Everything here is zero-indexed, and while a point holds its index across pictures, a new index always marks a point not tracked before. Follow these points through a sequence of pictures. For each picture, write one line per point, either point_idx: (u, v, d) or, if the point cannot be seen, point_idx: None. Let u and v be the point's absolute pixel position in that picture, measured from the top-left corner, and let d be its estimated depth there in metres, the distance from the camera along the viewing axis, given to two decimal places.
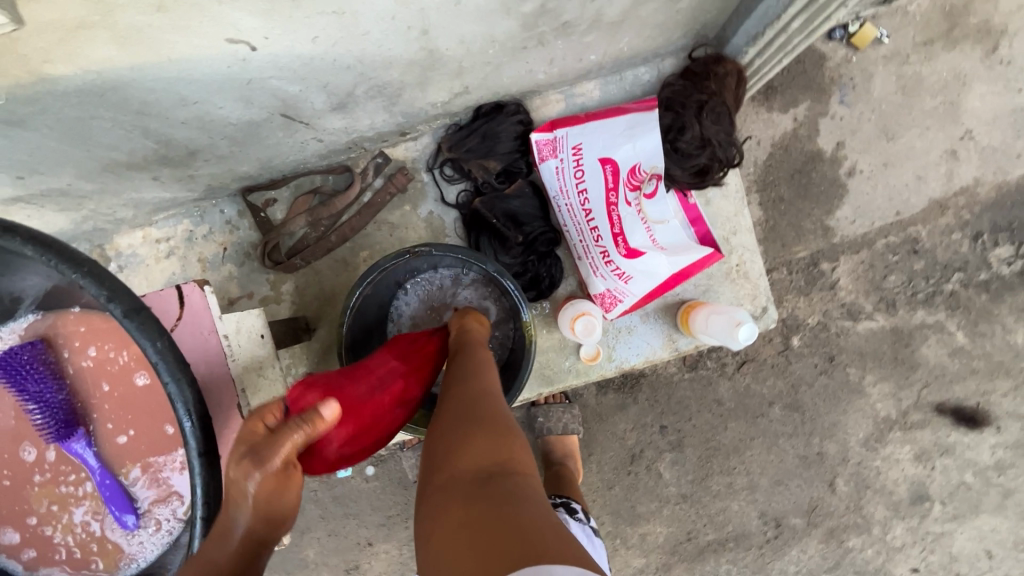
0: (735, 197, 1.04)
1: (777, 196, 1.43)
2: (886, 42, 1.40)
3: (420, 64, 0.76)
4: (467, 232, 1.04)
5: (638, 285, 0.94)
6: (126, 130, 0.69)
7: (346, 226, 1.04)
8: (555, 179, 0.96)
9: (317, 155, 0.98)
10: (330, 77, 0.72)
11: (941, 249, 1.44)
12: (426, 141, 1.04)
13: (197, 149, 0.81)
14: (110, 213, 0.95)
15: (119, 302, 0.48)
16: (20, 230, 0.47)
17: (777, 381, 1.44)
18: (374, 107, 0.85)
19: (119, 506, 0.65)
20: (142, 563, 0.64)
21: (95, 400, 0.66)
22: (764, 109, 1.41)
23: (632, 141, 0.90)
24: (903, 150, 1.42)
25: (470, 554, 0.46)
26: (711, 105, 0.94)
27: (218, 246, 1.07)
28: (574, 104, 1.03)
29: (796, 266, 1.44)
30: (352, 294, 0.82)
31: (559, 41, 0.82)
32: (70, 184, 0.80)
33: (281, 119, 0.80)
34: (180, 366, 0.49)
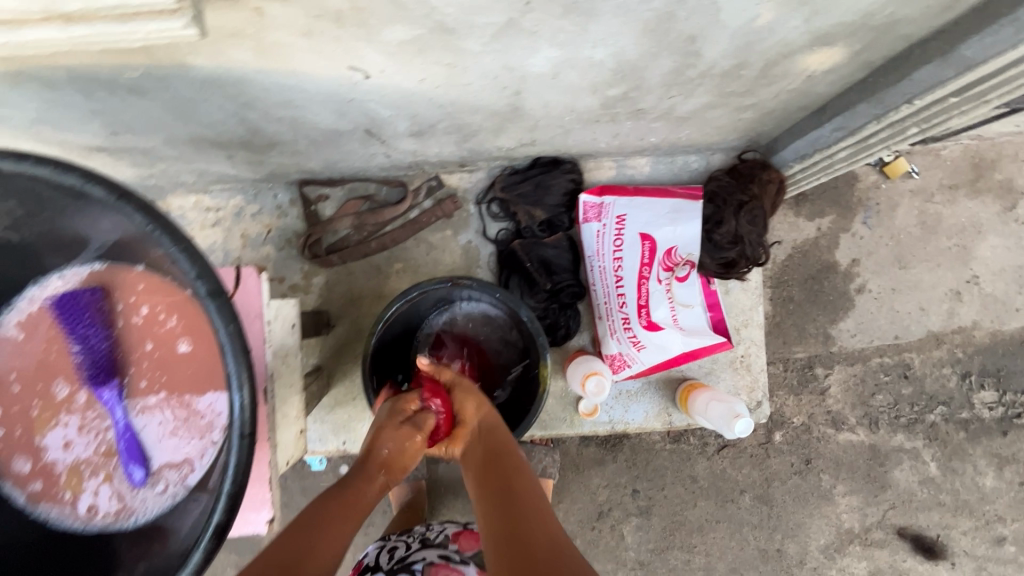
0: (753, 293, 1.10)
1: (788, 295, 1.50)
2: (915, 177, 1.49)
3: (502, 116, 0.83)
4: (500, 268, 1.09)
5: (648, 355, 1.00)
6: (226, 115, 0.75)
7: (388, 237, 1.10)
8: (593, 241, 1.02)
9: (379, 167, 1.04)
10: (420, 110, 0.78)
11: (930, 380, 1.50)
12: (481, 176, 1.11)
13: (279, 142, 0.86)
14: (174, 176, 1.00)
15: (206, 282, 0.53)
16: (135, 199, 0.53)
17: (752, 470, 1.48)
18: (447, 140, 0.91)
19: (133, 456, 0.69)
20: (138, 521, 0.65)
21: (136, 356, 0.69)
22: (792, 213, 1.49)
23: (674, 225, 0.97)
24: (912, 280, 1.50)
25: None
26: (750, 207, 1.01)
27: (263, 227, 1.12)
28: (624, 174, 1.10)
29: (792, 365, 1.50)
30: (389, 308, 0.88)
31: (629, 122, 0.89)
32: (153, 146, 0.85)
33: (362, 133, 0.86)
34: (243, 352, 0.53)
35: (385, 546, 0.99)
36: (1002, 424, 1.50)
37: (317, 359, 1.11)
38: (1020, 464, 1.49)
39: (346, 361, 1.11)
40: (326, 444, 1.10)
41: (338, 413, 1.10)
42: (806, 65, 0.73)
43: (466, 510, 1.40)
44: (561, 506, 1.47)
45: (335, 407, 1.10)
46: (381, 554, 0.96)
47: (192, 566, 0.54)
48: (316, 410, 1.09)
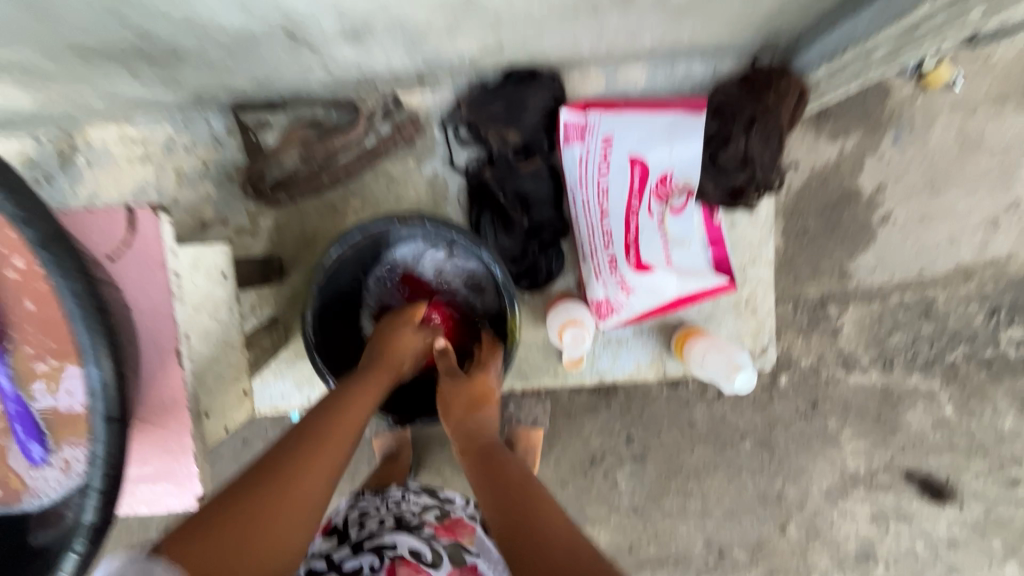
0: (763, 226, 0.95)
1: (802, 228, 1.35)
2: (958, 88, 1.29)
3: (453, 7, 0.65)
4: (470, 203, 0.95)
5: (639, 300, 0.87)
6: (97, 13, 0.59)
7: (341, 168, 0.95)
8: (575, 167, 0.86)
9: (322, 85, 0.87)
10: (345, 1, 0.61)
11: (954, 317, 1.37)
12: (446, 94, 0.94)
13: (184, 52, 0.71)
14: (81, 101, 0.85)
15: (37, 227, 0.40)
16: None
17: (754, 415, 1.40)
18: (392, 45, 0.75)
19: (26, 431, 0.59)
20: (39, 505, 0.56)
21: (14, 319, 0.57)
22: (812, 134, 1.31)
23: (669, 145, 0.82)
24: (944, 207, 1.34)
25: None
26: (763, 122, 0.84)
27: (198, 161, 0.97)
28: (615, 87, 0.93)
29: (803, 304, 1.38)
30: (327, 252, 0.76)
31: (615, 14, 0.72)
32: (30, 62, 0.69)
33: (284, 38, 0.69)
34: (98, 316, 0.42)
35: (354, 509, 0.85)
36: None
37: (273, 311, 1.00)
38: None
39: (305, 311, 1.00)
40: (290, 402, 1.01)
41: (299, 367, 1.01)
42: None
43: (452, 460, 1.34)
44: (552, 454, 1.40)
45: (297, 360, 1.01)
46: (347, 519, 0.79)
47: None
48: (275, 364, 1.00)
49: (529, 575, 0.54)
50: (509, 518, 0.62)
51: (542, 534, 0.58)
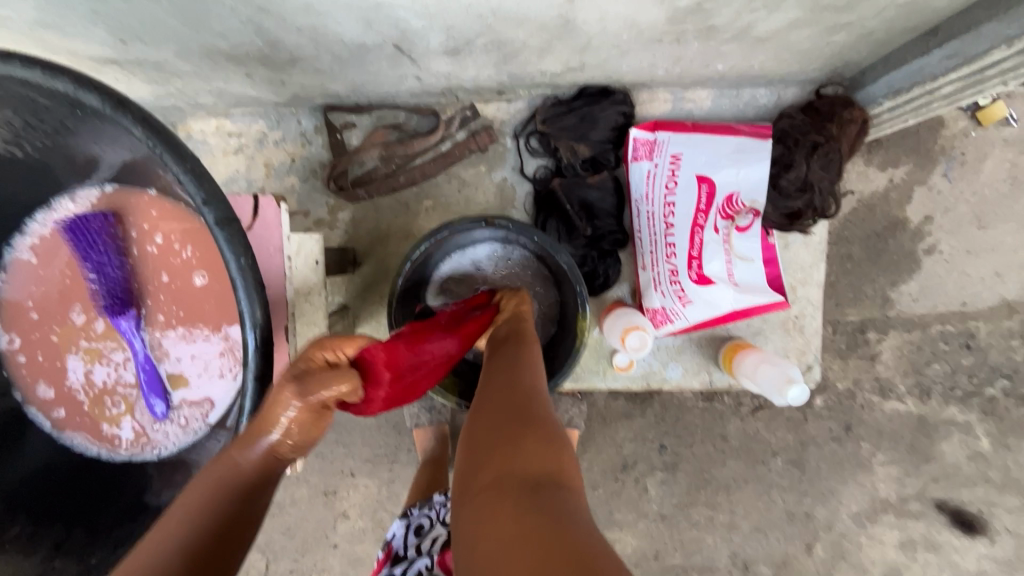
0: (816, 249, 0.99)
1: (847, 253, 1.37)
2: (1012, 125, 1.31)
3: (550, 31, 0.72)
4: (537, 210, 1.01)
5: (695, 311, 0.92)
6: (240, 23, 0.67)
7: (417, 170, 1.02)
8: (643, 183, 0.92)
9: (409, 93, 0.94)
10: (457, 22, 0.68)
11: (995, 351, 1.38)
12: (520, 106, 1.00)
13: (300, 57, 0.78)
14: (193, 96, 0.93)
15: (213, 209, 0.47)
16: (135, 109, 0.47)
17: (787, 434, 1.42)
18: (485, 61, 0.81)
19: (151, 390, 0.66)
20: (161, 454, 0.65)
21: (151, 288, 0.66)
22: (862, 162, 1.34)
23: (737, 167, 0.87)
24: (992, 242, 1.35)
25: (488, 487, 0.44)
26: (825, 150, 0.89)
27: (286, 155, 1.05)
28: (681, 109, 0.98)
29: (842, 328, 1.40)
30: (418, 246, 0.82)
31: (696, 43, 0.77)
32: (166, 60, 0.77)
33: (391, 50, 0.76)
34: (257, 288, 0.48)
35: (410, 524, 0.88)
36: None
37: (342, 299, 1.07)
38: None
39: (372, 301, 1.07)
40: None
41: None
42: None
43: None
44: (585, 456, 1.45)
45: None
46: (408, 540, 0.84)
47: None
48: None
49: (490, 423, 0.52)
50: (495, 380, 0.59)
51: (522, 392, 0.55)
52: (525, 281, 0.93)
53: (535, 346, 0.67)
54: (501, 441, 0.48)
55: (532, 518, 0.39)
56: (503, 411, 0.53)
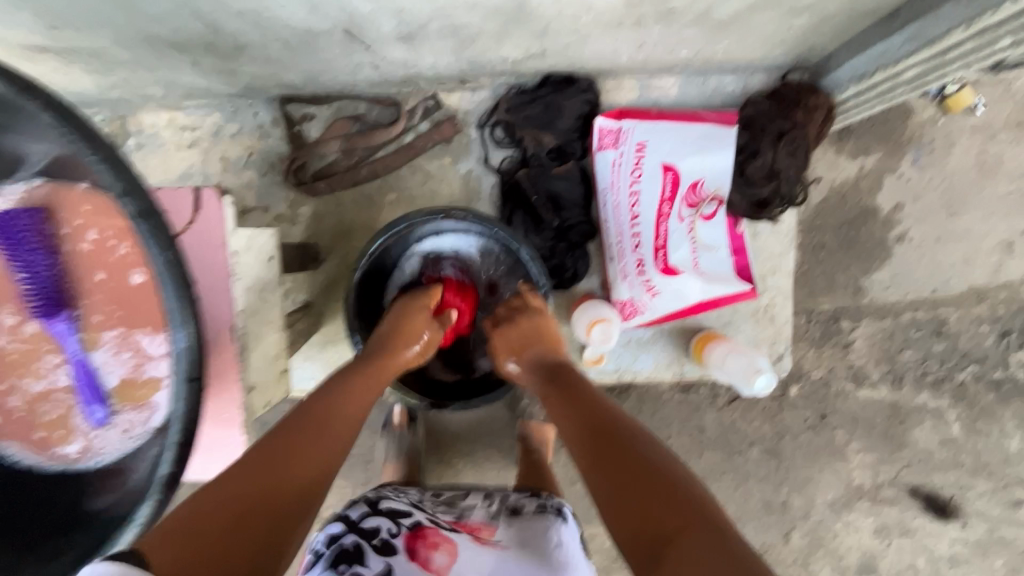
0: (784, 237, 0.98)
1: (819, 242, 1.37)
2: (979, 112, 1.31)
3: (506, 14, 0.69)
4: (503, 202, 0.98)
5: (663, 303, 0.90)
6: (175, 5, 0.63)
7: (380, 162, 0.99)
8: (608, 171, 0.90)
9: (368, 82, 0.91)
10: (406, 4, 0.65)
11: (965, 336, 1.40)
12: (485, 96, 0.98)
13: (247, 44, 0.75)
14: (140, 87, 0.89)
15: (134, 199, 0.44)
16: (41, 92, 0.43)
17: (763, 424, 1.43)
18: (442, 47, 0.78)
19: (91, 393, 0.64)
20: (102, 462, 0.60)
21: (87, 287, 0.62)
22: (833, 150, 1.34)
23: (702, 154, 0.86)
24: (960, 229, 1.36)
25: (631, 506, 0.53)
26: (791, 136, 0.88)
27: (243, 149, 1.01)
28: (647, 96, 0.96)
29: (817, 317, 1.40)
30: (373, 242, 0.79)
31: (657, 27, 0.75)
32: (103, 48, 0.73)
33: (342, 35, 0.73)
34: (184, 284, 0.45)
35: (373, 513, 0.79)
36: None
37: (306, 296, 1.03)
38: None
39: (336, 298, 1.04)
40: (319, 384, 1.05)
41: (329, 352, 1.04)
42: None
43: (464, 452, 1.35)
44: None
45: (326, 345, 1.04)
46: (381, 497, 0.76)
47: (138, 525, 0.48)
48: (306, 348, 1.03)
49: (605, 472, 0.57)
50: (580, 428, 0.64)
51: (604, 414, 0.65)
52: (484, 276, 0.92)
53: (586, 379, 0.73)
54: (626, 491, 0.54)
55: (719, 535, 0.47)
56: (602, 451, 0.60)
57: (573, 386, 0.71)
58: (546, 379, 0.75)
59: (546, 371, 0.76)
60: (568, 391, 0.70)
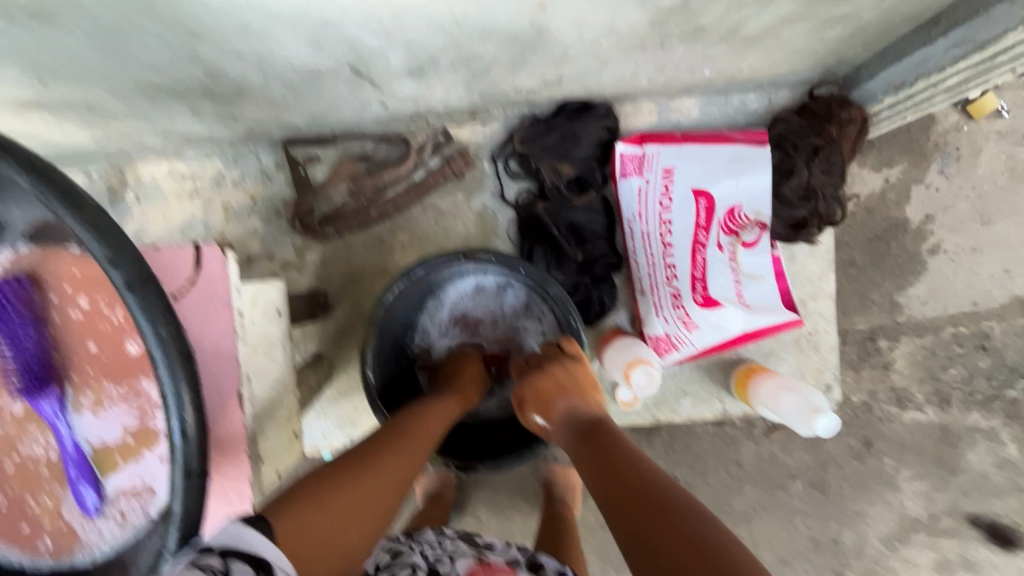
0: (823, 259, 0.92)
1: (849, 259, 1.31)
2: (1005, 116, 1.27)
3: (522, 42, 0.65)
4: (521, 237, 0.93)
5: (702, 337, 0.84)
6: (171, 51, 0.59)
7: (390, 203, 0.94)
8: (634, 201, 0.84)
9: (375, 120, 0.87)
10: (418, 37, 0.61)
11: (1013, 350, 1.32)
12: (496, 128, 0.93)
13: (248, 88, 0.71)
14: (137, 138, 0.85)
15: (123, 269, 0.38)
16: (20, 153, 0.38)
17: (805, 455, 1.33)
18: (454, 80, 0.74)
19: (84, 479, 0.56)
20: (96, 557, 0.54)
21: (79, 361, 0.56)
22: (856, 163, 1.29)
23: (735, 177, 0.80)
24: (996, 237, 1.30)
25: None
26: (827, 153, 0.83)
27: (247, 196, 0.97)
28: (667, 119, 0.92)
29: (852, 338, 1.33)
30: (388, 290, 0.73)
31: (681, 47, 0.71)
32: (97, 100, 0.69)
33: (348, 73, 0.69)
34: (183, 362, 0.39)
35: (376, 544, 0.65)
36: None
37: (316, 347, 0.97)
38: None
39: (349, 348, 0.98)
40: (331, 442, 0.97)
41: (342, 407, 0.97)
42: None
43: (487, 502, 1.26)
44: None
45: (339, 399, 0.97)
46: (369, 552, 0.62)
47: None
48: (318, 403, 0.96)
49: (642, 542, 0.49)
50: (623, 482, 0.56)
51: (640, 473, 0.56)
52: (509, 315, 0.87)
53: (628, 436, 0.64)
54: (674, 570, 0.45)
55: None
56: (640, 516, 0.51)
57: (605, 442, 0.64)
58: (579, 435, 0.67)
59: (579, 426, 0.68)
60: (598, 448, 0.63)
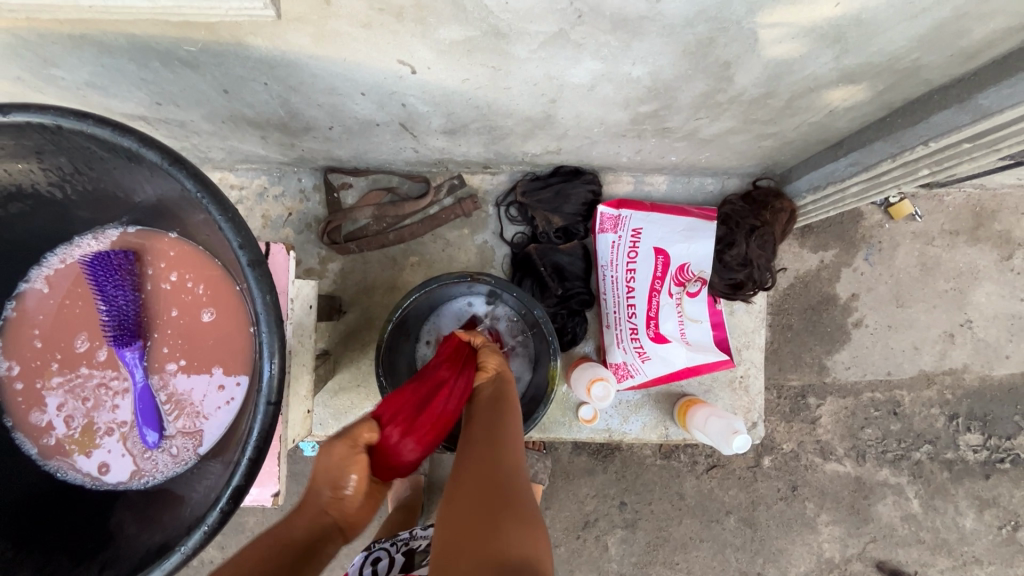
0: (757, 316, 1.12)
1: (787, 323, 1.53)
2: (918, 221, 1.53)
3: (534, 122, 0.85)
4: (514, 269, 1.12)
5: (652, 367, 1.02)
6: (269, 97, 0.77)
7: (406, 230, 1.12)
8: (608, 251, 1.05)
9: (405, 161, 1.06)
10: (457, 110, 0.81)
11: (918, 418, 1.53)
12: (503, 180, 1.13)
13: (315, 127, 0.89)
14: (205, 151, 1.02)
15: (247, 252, 0.55)
16: (187, 165, 0.55)
17: (739, 493, 1.50)
18: (477, 140, 0.94)
19: (147, 420, 0.70)
20: (149, 483, 0.67)
21: (160, 322, 0.72)
22: (797, 244, 1.52)
23: (688, 242, 1.00)
24: (908, 319, 1.54)
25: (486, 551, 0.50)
26: (761, 232, 1.05)
27: (284, 210, 1.13)
28: (641, 190, 1.13)
29: (786, 393, 1.53)
30: (406, 297, 0.89)
31: (654, 139, 0.92)
32: (191, 120, 0.87)
33: (396, 127, 0.88)
34: (277, 322, 0.55)
35: (369, 557, 0.95)
36: (985, 468, 1.53)
37: (324, 345, 1.12)
38: (1001, 508, 1.52)
39: (353, 349, 1.13)
40: (326, 429, 1.11)
41: (340, 400, 1.11)
42: (829, 100, 0.76)
43: None
44: (548, 512, 1.48)
45: (338, 393, 1.11)
46: (364, 567, 0.91)
47: (206, 526, 0.54)
48: (319, 395, 1.10)
49: (468, 497, 0.58)
50: (478, 446, 0.66)
51: (502, 453, 0.64)
52: (500, 332, 1.03)
53: (516, 410, 0.75)
54: (466, 521, 0.54)
55: None
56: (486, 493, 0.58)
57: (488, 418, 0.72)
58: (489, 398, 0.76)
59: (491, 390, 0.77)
60: (483, 421, 0.71)
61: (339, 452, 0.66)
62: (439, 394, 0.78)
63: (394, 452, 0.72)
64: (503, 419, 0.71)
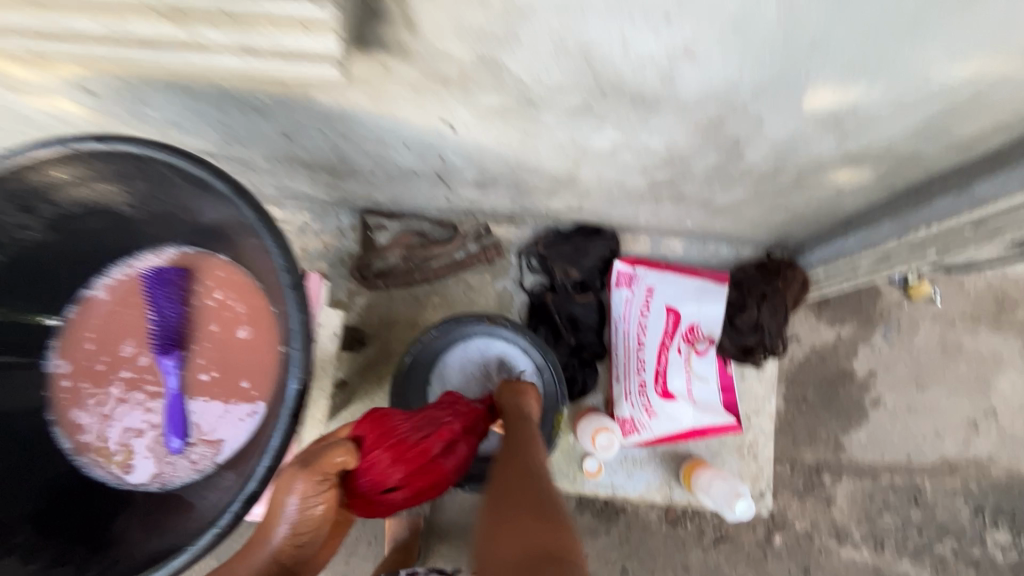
0: (767, 383, 1.13)
1: (801, 395, 1.51)
2: (938, 302, 1.52)
3: (559, 181, 0.92)
4: (530, 317, 1.17)
5: (659, 424, 1.04)
6: (323, 142, 0.86)
7: (432, 271, 1.19)
8: (621, 306, 1.08)
9: (437, 208, 1.14)
10: (489, 165, 0.89)
11: (940, 507, 1.47)
12: (526, 232, 1.20)
13: (359, 171, 0.98)
14: (257, 186, 1.12)
15: (290, 275, 0.61)
16: (248, 196, 0.62)
17: (747, 570, 1.44)
18: (505, 194, 1.01)
19: (174, 428, 0.76)
20: (166, 486, 0.72)
21: (198, 335, 0.78)
22: (813, 316, 1.53)
23: (698, 303, 1.04)
24: (929, 402, 1.51)
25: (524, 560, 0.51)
26: (773, 299, 1.07)
27: (321, 244, 1.22)
28: (658, 251, 1.18)
29: (799, 468, 1.49)
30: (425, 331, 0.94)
31: (670, 204, 0.98)
32: (252, 158, 0.97)
33: (432, 176, 0.96)
34: (308, 341, 0.61)
35: None
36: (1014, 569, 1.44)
37: (343, 375, 1.17)
38: None
39: (370, 381, 1.17)
40: None
41: None
42: (836, 180, 0.81)
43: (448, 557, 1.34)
44: None
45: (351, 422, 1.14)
46: None
47: (218, 527, 0.59)
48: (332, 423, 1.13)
49: (504, 507, 0.61)
50: (509, 463, 0.70)
51: (532, 472, 0.67)
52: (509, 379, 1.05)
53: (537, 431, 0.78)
54: (507, 526, 0.57)
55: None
56: (525, 504, 0.60)
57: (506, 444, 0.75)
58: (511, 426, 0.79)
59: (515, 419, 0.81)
60: (512, 442, 0.75)
61: (304, 485, 0.60)
62: (434, 433, 0.77)
63: (376, 479, 0.70)
64: (525, 438, 0.75)
